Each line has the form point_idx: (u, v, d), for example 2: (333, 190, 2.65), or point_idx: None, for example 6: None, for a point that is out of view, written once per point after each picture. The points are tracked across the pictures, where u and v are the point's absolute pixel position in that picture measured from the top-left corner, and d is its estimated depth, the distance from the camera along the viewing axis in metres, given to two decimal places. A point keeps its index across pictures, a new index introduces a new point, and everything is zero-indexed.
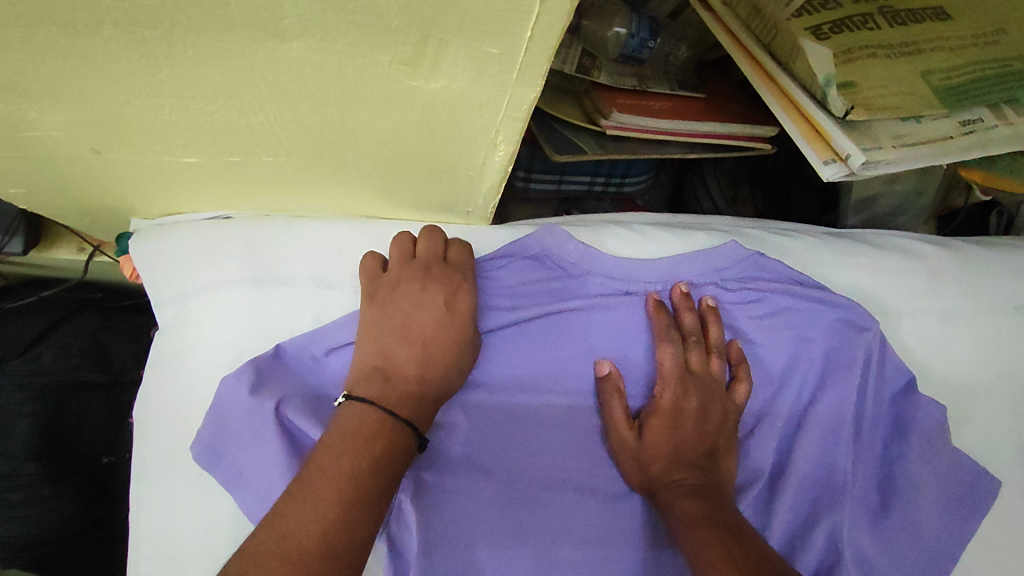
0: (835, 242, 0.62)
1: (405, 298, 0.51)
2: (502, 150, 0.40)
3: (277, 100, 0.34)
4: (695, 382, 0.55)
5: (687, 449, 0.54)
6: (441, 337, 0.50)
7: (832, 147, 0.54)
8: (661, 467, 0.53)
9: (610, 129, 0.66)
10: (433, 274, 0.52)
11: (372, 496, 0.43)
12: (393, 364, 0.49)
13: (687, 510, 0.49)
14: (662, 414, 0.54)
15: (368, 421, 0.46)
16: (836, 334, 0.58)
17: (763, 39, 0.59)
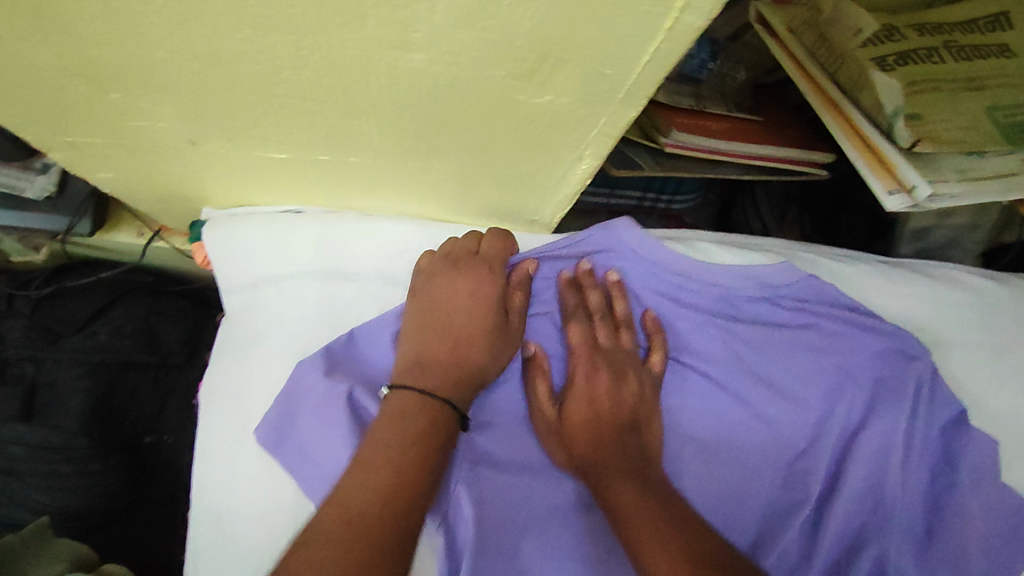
0: (887, 270, 0.63)
1: (446, 285, 0.53)
2: (585, 164, 0.42)
3: (384, 106, 0.36)
4: (605, 356, 0.55)
5: (604, 424, 0.53)
6: (478, 320, 0.52)
7: (897, 177, 0.54)
8: (587, 446, 0.52)
9: (668, 146, 0.67)
10: (473, 262, 0.54)
11: (414, 464, 0.44)
12: (427, 344, 0.51)
13: (614, 485, 0.49)
14: (577, 390, 0.54)
15: (407, 402, 0.47)
16: (886, 360, 0.58)
17: (828, 68, 0.60)
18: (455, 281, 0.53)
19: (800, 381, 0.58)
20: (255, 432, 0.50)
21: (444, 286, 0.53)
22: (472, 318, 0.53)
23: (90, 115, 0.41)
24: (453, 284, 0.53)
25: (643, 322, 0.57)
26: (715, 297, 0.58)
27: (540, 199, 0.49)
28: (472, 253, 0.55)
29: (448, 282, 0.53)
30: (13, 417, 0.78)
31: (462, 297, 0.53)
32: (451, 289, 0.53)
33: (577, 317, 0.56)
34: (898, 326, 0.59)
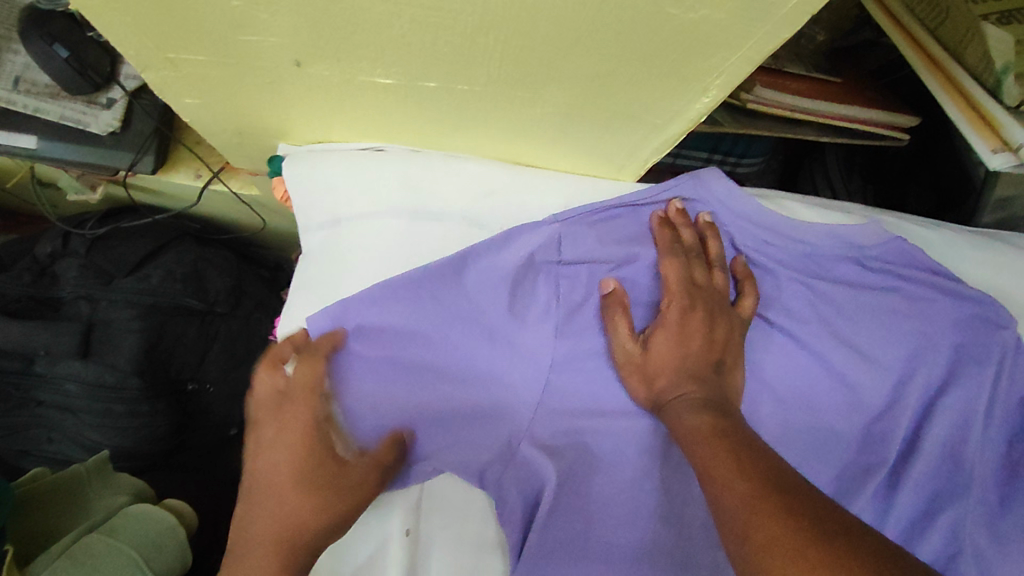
0: (972, 237, 0.62)
1: (262, 391, 0.50)
2: (705, 99, 0.41)
3: (521, 22, 0.35)
4: (703, 293, 0.54)
5: (690, 363, 0.52)
6: (281, 465, 0.49)
7: (1001, 135, 0.52)
8: (667, 381, 0.52)
9: (750, 103, 0.65)
10: (288, 401, 0.49)
11: None
12: (269, 464, 0.49)
13: (692, 423, 0.49)
14: (668, 326, 0.53)
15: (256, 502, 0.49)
16: (971, 330, 0.57)
17: (928, 24, 0.58)
18: (280, 414, 0.49)
19: (883, 346, 0.57)
20: (309, 320, 0.49)
21: (266, 407, 0.50)
22: (278, 448, 0.49)
23: (204, 27, 0.40)
24: (285, 409, 0.49)
25: (733, 269, 0.57)
26: (799, 254, 0.57)
27: (641, 140, 0.48)
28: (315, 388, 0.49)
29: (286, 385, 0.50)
30: (72, 353, 0.78)
31: (265, 428, 0.50)
32: (280, 416, 0.49)
33: (674, 254, 0.54)
34: (987, 295, 0.58)
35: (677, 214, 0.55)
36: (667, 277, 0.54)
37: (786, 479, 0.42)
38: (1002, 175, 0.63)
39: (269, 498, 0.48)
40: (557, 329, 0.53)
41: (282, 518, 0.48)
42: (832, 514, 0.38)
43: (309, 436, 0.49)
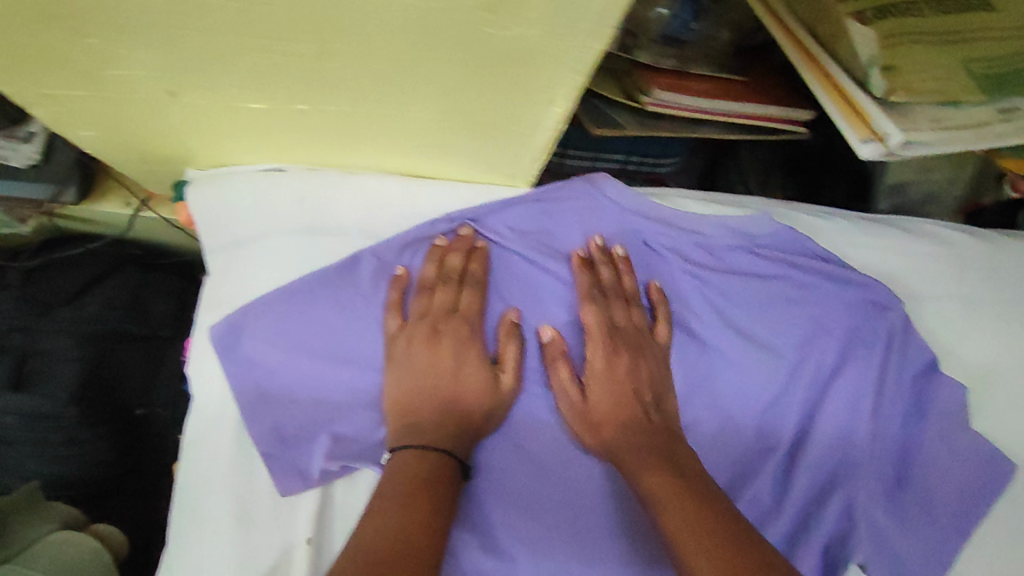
0: (865, 225, 0.63)
1: (416, 352, 0.53)
2: (558, 107, 0.42)
3: (358, 45, 0.37)
4: (622, 331, 0.57)
5: (617, 387, 0.55)
6: (408, 405, 0.52)
7: (871, 127, 0.54)
8: (603, 419, 0.55)
9: (650, 105, 0.67)
10: (452, 315, 0.54)
11: (432, 508, 0.46)
12: (424, 422, 0.51)
13: (637, 461, 0.51)
14: (597, 375, 0.56)
15: (410, 462, 0.48)
16: (859, 313, 0.59)
17: (808, 23, 0.60)
18: (405, 374, 0.52)
19: (778, 330, 0.59)
20: (210, 329, 0.52)
21: (445, 377, 0.53)
22: (425, 409, 0.52)
23: (69, 64, 0.42)
24: (435, 350, 0.53)
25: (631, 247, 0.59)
26: (693, 242, 0.60)
27: (518, 150, 0.50)
28: (449, 309, 0.54)
29: (430, 348, 0.53)
30: (7, 386, 0.79)
31: (469, 388, 0.53)
32: (409, 379, 0.52)
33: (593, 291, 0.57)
34: (873, 279, 0.60)
35: (574, 211, 0.59)
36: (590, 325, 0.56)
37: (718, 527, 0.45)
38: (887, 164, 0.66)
39: (413, 482, 0.47)
40: None
41: (444, 463, 0.49)
42: (767, 559, 0.43)
43: (426, 370, 0.53)
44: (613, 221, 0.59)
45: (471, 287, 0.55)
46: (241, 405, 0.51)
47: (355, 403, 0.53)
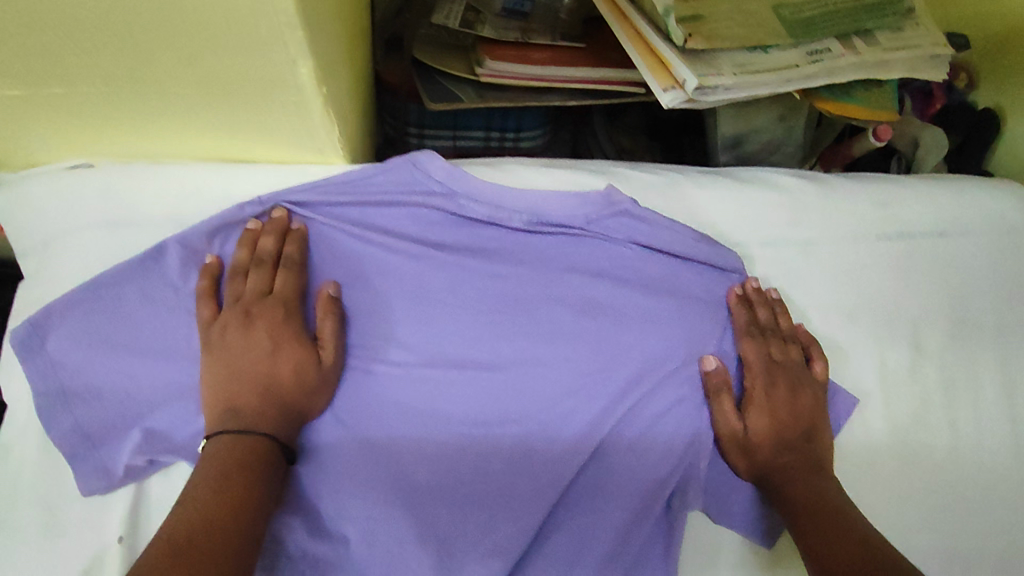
0: (699, 178, 0.63)
1: (227, 334, 0.52)
2: (305, 68, 0.41)
3: (62, 26, 0.36)
4: (783, 370, 0.59)
5: (799, 420, 0.58)
6: (227, 391, 0.51)
7: (673, 74, 0.54)
8: (767, 447, 0.58)
9: (485, 76, 0.68)
10: (267, 297, 0.53)
11: (243, 484, 0.46)
12: (242, 400, 0.50)
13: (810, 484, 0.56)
14: (759, 402, 0.58)
15: (228, 445, 0.48)
16: (702, 279, 0.61)
17: None
18: (216, 359, 0.51)
19: (608, 293, 0.60)
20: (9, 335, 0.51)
21: (261, 360, 0.52)
22: (241, 391, 0.51)
23: None
24: (250, 334, 0.52)
25: (465, 223, 0.60)
26: (525, 223, 0.59)
27: (303, 121, 0.49)
28: (263, 292, 0.53)
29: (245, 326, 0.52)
30: None
31: (281, 371, 0.52)
32: (223, 362, 0.51)
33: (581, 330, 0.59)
34: (720, 247, 0.61)
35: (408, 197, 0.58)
36: (750, 358, 0.59)
37: (845, 520, 0.53)
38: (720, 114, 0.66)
39: (228, 466, 0.47)
40: None
41: (257, 443, 0.49)
42: None
43: (242, 354, 0.51)
44: (445, 200, 0.58)
45: (285, 269, 0.54)
46: (40, 408, 0.51)
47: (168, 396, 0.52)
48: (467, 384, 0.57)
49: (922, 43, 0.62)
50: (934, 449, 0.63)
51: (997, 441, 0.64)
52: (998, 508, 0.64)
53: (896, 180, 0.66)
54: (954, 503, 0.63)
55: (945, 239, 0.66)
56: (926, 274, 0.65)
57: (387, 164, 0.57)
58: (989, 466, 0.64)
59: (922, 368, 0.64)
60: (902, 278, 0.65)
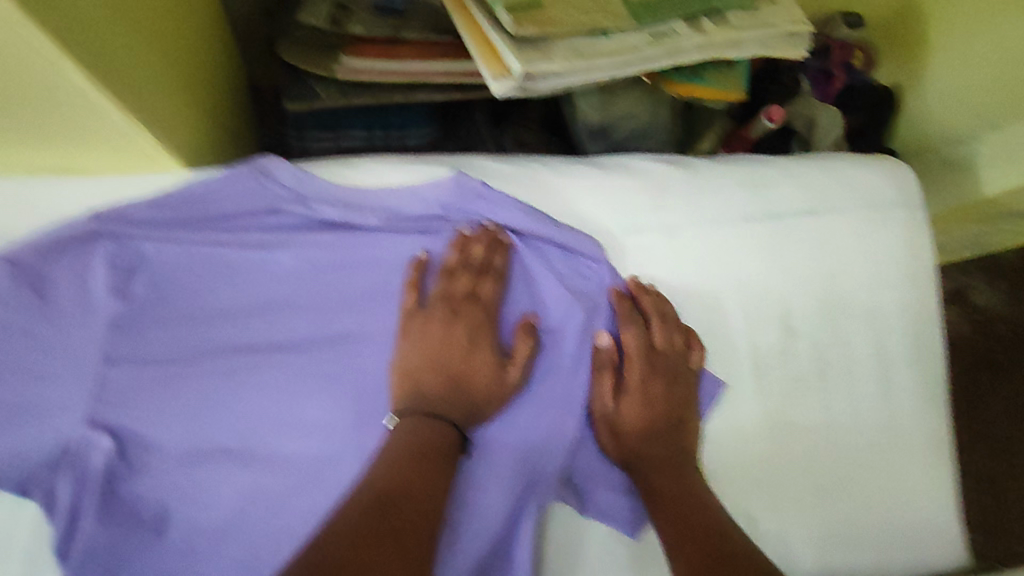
0: (559, 166, 0.62)
1: (438, 330, 0.56)
2: (76, 73, 0.40)
3: None
4: (481, 306, 0.57)
5: (435, 361, 0.56)
6: (424, 373, 0.56)
7: (503, 62, 0.53)
8: (431, 382, 0.56)
9: (343, 74, 0.68)
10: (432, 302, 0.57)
11: (404, 495, 0.49)
12: (429, 391, 0.55)
13: (442, 428, 0.54)
14: (429, 337, 0.56)
15: (406, 440, 0.52)
16: (565, 270, 0.59)
17: None
18: (429, 352, 0.56)
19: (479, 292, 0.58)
20: None
21: (455, 352, 0.56)
22: (427, 376, 0.56)
23: None
24: (447, 329, 0.56)
25: (317, 226, 0.58)
26: (377, 223, 0.57)
27: (106, 123, 0.47)
28: (468, 294, 0.57)
29: (439, 321, 0.56)
30: None
31: (476, 369, 0.56)
32: (423, 437, 0.52)
33: (477, 313, 0.57)
34: (587, 239, 0.59)
35: (251, 202, 0.56)
36: (629, 347, 0.59)
37: (707, 513, 0.55)
38: (579, 101, 0.66)
39: (414, 461, 0.51)
40: (110, 326, 0.54)
41: (431, 428, 0.53)
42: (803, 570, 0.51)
43: (468, 341, 0.56)
44: (290, 204, 0.56)
45: (481, 275, 0.57)
46: None
47: None
48: (322, 391, 0.56)
49: (777, 21, 0.61)
50: (806, 429, 0.63)
51: (869, 418, 0.65)
52: (872, 484, 0.64)
53: (763, 163, 0.66)
54: (825, 481, 0.63)
55: (815, 220, 0.65)
56: (796, 256, 0.64)
57: (227, 174, 0.54)
58: (863, 442, 0.64)
59: (794, 348, 0.64)
60: (771, 261, 0.64)
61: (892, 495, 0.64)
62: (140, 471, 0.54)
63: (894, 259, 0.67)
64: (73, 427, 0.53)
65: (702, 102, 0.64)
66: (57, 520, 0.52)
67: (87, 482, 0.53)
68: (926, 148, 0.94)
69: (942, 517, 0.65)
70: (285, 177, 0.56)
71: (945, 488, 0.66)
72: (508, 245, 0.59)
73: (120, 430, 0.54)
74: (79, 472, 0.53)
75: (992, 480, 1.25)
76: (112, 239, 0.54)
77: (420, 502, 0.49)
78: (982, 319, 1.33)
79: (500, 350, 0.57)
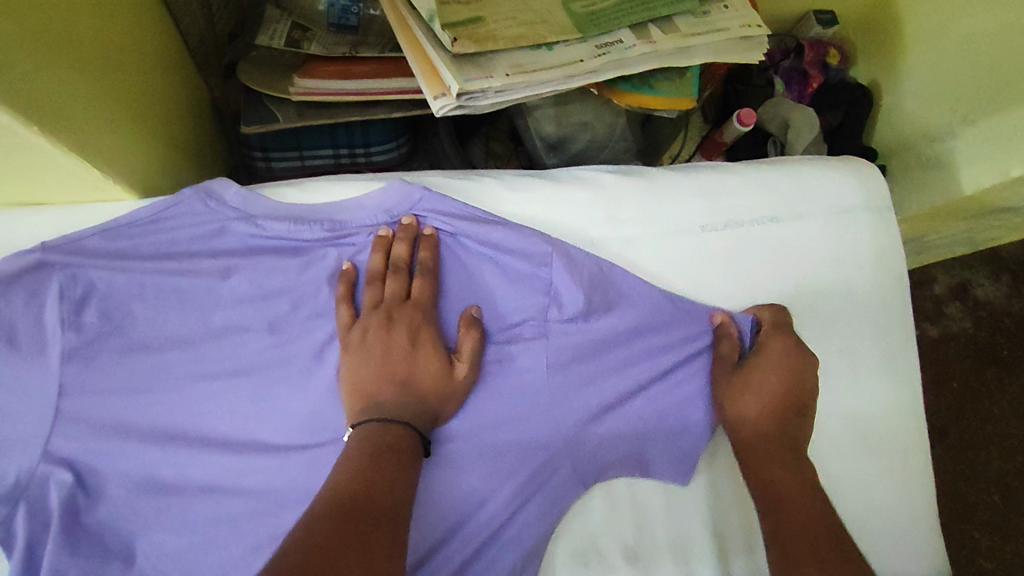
0: (512, 180, 0.62)
1: (380, 340, 0.54)
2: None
3: None
4: (415, 307, 0.56)
5: (385, 370, 0.53)
6: (372, 386, 0.53)
7: (442, 80, 0.52)
8: (384, 391, 0.53)
9: (298, 95, 0.68)
10: (383, 312, 0.55)
11: (364, 493, 0.44)
12: (384, 399, 0.52)
13: (400, 428, 0.50)
14: (372, 346, 0.54)
15: (362, 444, 0.48)
16: (518, 278, 0.59)
17: None
18: (374, 366, 0.54)
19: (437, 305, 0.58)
20: None
21: (401, 358, 0.54)
22: (379, 388, 0.53)
23: None
24: (389, 337, 0.55)
25: (268, 246, 0.58)
26: (326, 234, 0.58)
27: (44, 154, 0.47)
28: (401, 299, 0.56)
29: (377, 328, 0.55)
30: None
31: (424, 369, 0.54)
32: (377, 438, 0.49)
33: (413, 312, 0.56)
34: (541, 244, 0.59)
35: (200, 224, 0.56)
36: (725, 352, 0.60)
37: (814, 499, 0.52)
38: (534, 113, 0.65)
39: (371, 457, 0.47)
40: (63, 357, 0.53)
41: (398, 433, 0.50)
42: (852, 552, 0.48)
43: (409, 341, 0.55)
44: (238, 224, 0.57)
45: (421, 275, 0.57)
46: None
47: None
48: (280, 414, 0.56)
49: (728, 26, 0.60)
50: None
51: (838, 422, 0.64)
52: (844, 489, 0.63)
53: (723, 169, 0.65)
54: None
55: (776, 225, 0.64)
56: (758, 262, 0.63)
57: (174, 198, 0.55)
58: (829, 447, 0.63)
59: None
60: (732, 268, 0.63)
61: (863, 500, 0.63)
62: (99, 501, 0.53)
63: (859, 262, 0.66)
64: (29, 462, 0.52)
65: (659, 112, 0.63)
66: (12, 559, 0.50)
67: (44, 517, 0.51)
68: (906, 146, 0.92)
69: (914, 521, 0.64)
70: (233, 198, 0.56)
71: (919, 491, 0.65)
72: (435, 238, 0.58)
73: (77, 460, 0.53)
74: (35, 505, 0.51)
75: (1006, 483, 1.21)
76: (63, 270, 0.53)
77: (379, 511, 0.44)
78: (986, 316, 1.29)
79: (440, 345, 0.56)
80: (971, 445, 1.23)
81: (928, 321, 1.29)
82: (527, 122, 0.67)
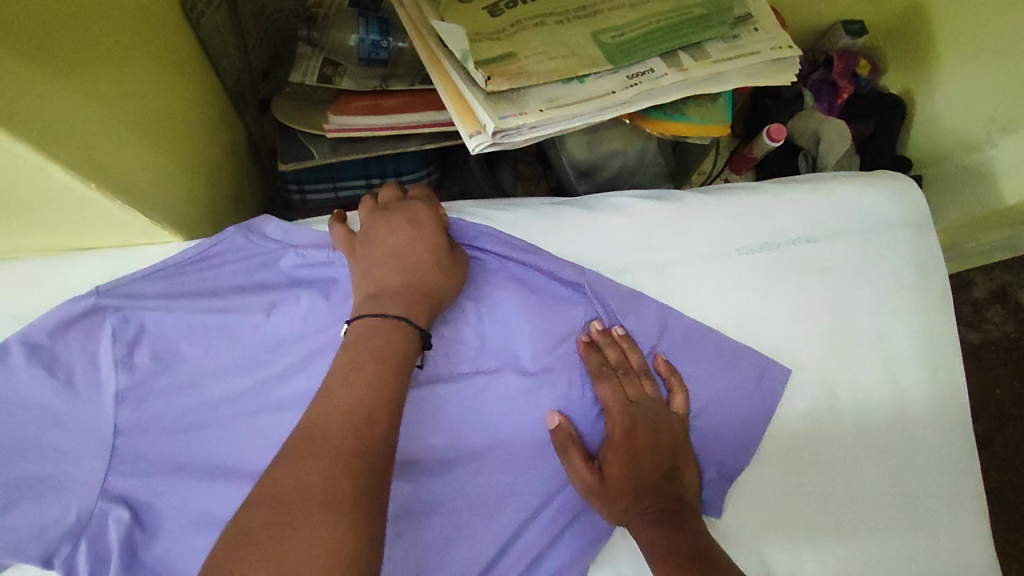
0: (548, 210, 0.61)
1: (389, 240, 0.54)
2: (62, 168, 0.42)
3: None
4: (419, 209, 0.57)
5: (390, 257, 0.53)
6: (377, 283, 0.52)
7: (477, 117, 0.53)
8: (389, 283, 0.52)
9: (333, 131, 0.70)
10: (391, 214, 0.56)
11: (356, 415, 0.43)
12: (389, 291, 0.51)
13: (397, 305, 0.51)
14: (377, 241, 0.54)
15: (359, 346, 0.47)
16: (553, 306, 0.60)
17: (433, 10, 0.57)
18: (382, 263, 0.53)
19: (475, 334, 0.59)
20: None
21: (404, 241, 0.54)
22: (387, 278, 0.52)
23: None
24: (391, 232, 0.55)
25: (311, 276, 0.60)
26: None
27: (98, 206, 0.49)
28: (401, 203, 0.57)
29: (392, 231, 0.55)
30: None
31: (424, 242, 0.55)
32: (361, 349, 0.47)
33: (415, 211, 0.56)
34: (578, 273, 0.59)
35: (246, 260, 0.59)
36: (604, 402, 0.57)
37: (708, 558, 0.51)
38: (564, 142, 0.66)
39: (357, 370, 0.45)
40: (117, 397, 0.55)
41: (400, 332, 0.49)
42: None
43: (413, 229, 0.55)
44: (282, 255, 0.59)
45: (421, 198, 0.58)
46: None
47: (13, 494, 0.52)
48: None
49: (759, 49, 0.60)
50: (818, 458, 0.61)
51: (884, 442, 0.63)
52: (892, 508, 0.62)
53: (758, 190, 0.65)
54: (846, 511, 0.61)
55: (813, 247, 0.63)
56: (797, 284, 0.63)
57: (221, 237, 0.57)
58: (875, 466, 0.62)
59: (799, 381, 0.62)
60: (769, 290, 0.62)
61: (910, 519, 0.62)
62: (155, 535, 0.54)
63: (900, 280, 0.65)
64: (88, 499, 0.53)
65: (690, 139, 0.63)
66: None
67: (104, 553, 0.53)
68: (942, 155, 0.90)
69: (965, 541, 0.63)
70: (273, 230, 0.59)
71: (969, 509, 0.63)
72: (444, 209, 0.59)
73: (133, 498, 0.54)
74: (95, 542, 0.53)
75: None
76: (117, 313, 0.55)
77: (368, 443, 0.42)
78: None
79: (435, 220, 0.56)
80: (1019, 454, 1.19)
81: (968, 326, 1.25)
82: (557, 150, 0.68)
